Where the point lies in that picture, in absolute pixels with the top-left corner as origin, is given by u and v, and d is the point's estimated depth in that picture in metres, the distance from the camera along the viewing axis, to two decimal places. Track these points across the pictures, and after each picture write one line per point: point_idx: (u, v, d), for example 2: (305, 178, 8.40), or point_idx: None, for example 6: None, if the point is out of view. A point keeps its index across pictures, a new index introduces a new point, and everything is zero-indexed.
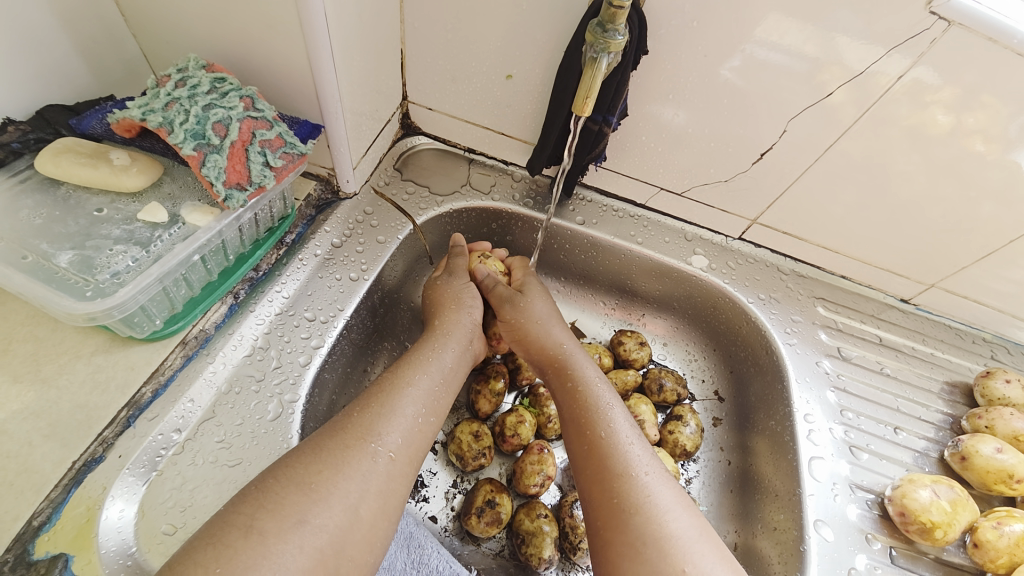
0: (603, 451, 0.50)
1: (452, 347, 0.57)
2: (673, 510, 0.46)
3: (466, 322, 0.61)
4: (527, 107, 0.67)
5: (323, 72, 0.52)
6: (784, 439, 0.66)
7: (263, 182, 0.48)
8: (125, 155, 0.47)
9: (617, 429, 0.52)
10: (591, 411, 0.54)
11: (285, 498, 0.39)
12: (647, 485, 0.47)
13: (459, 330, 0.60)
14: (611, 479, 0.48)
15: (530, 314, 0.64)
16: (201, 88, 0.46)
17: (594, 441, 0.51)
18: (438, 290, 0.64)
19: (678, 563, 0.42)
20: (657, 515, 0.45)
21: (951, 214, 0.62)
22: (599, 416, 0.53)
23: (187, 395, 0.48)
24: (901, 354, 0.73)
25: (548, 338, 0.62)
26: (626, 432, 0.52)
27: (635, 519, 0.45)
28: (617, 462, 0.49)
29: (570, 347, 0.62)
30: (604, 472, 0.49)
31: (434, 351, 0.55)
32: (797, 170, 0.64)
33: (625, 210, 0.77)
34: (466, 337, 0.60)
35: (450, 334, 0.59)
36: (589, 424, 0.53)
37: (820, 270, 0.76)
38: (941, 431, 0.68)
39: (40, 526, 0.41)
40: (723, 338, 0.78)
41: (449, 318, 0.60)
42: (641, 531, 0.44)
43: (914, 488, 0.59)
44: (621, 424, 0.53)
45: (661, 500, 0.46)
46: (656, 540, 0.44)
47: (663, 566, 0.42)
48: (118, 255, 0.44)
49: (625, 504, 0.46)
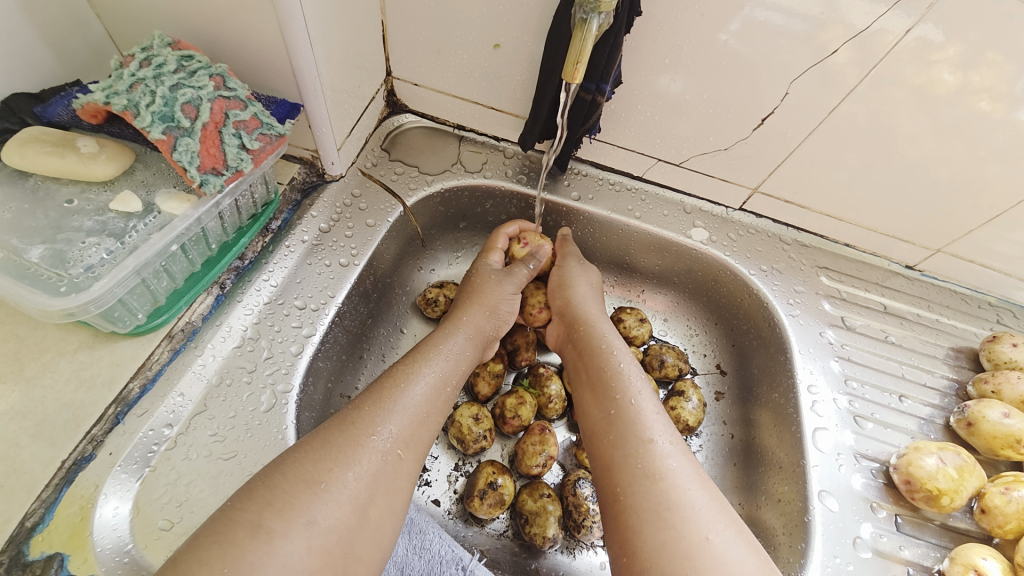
0: (627, 417, 0.50)
1: (473, 348, 0.57)
2: (694, 479, 0.45)
3: (489, 329, 0.60)
4: (516, 78, 0.64)
5: (298, 46, 0.49)
6: (787, 410, 0.65)
7: (240, 166, 0.45)
8: (92, 142, 0.45)
9: (642, 398, 0.52)
10: (616, 380, 0.53)
11: (293, 496, 0.37)
12: (670, 455, 0.46)
13: (478, 331, 0.58)
14: (635, 445, 0.47)
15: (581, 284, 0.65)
16: (168, 67, 0.43)
17: (620, 407, 0.51)
18: (476, 282, 0.63)
19: (700, 530, 0.41)
20: (679, 484, 0.44)
21: (958, 176, 0.60)
22: (624, 384, 0.53)
23: (177, 389, 0.47)
24: (905, 321, 0.71)
25: (579, 307, 0.62)
26: (652, 404, 0.52)
27: (657, 485, 0.44)
28: (642, 430, 0.48)
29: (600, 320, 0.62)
30: (629, 438, 0.48)
31: (457, 354, 0.54)
32: (798, 136, 0.61)
33: (623, 183, 0.75)
34: (485, 342, 0.59)
35: (473, 337, 0.57)
36: (615, 391, 0.52)
37: (823, 238, 0.74)
38: (946, 398, 0.67)
39: (34, 526, 0.40)
40: (725, 312, 0.76)
41: (476, 321, 0.59)
42: (663, 497, 0.43)
43: (919, 455, 0.58)
44: (646, 394, 0.52)
45: (684, 469, 0.46)
46: (678, 508, 0.43)
47: (684, 533, 0.41)
48: (91, 248, 0.41)
49: (646, 470, 0.45)
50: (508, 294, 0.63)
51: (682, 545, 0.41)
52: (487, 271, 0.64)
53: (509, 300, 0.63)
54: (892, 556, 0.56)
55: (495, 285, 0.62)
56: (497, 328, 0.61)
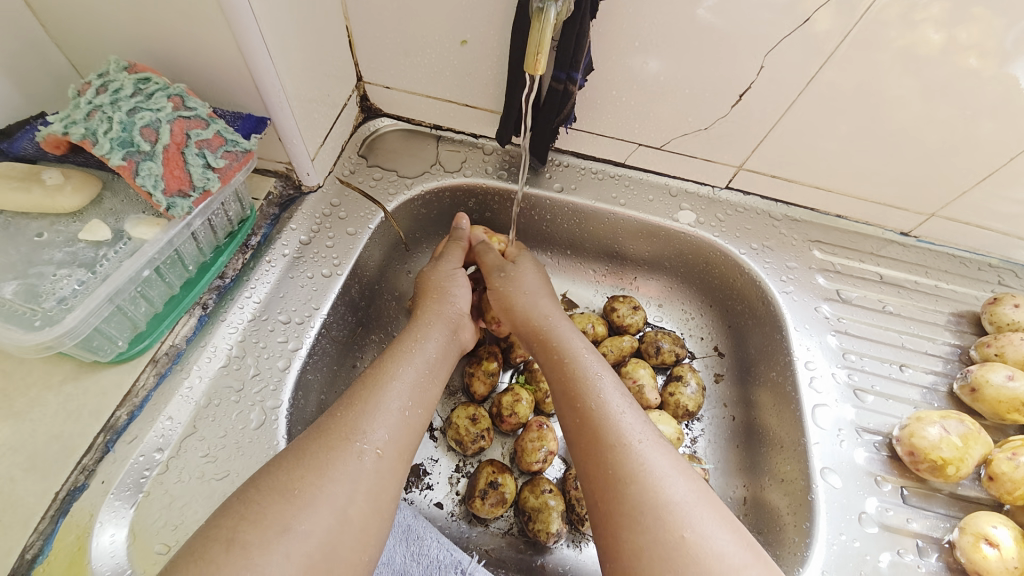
0: (593, 422, 0.48)
1: (435, 335, 0.55)
2: (669, 475, 0.44)
3: (450, 311, 0.59)
4: (487, 73, 0.63)
5: (257, 59, 0.48)
6: (786, 389, 0.64)
7: (207, 186, 0.45)
8: (57, 173, 0.45)
9: (607, 399, 0.49)
10: (578, 383, 0.51)
11: (267, 509, 0.37)
12: (641, 454, 0.45)
13: (439, 318, 0.57)
14: (603, 451, 0.45)
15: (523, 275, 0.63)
16: (124, 91, 0.43)
17: (584, 413, 0.49)
18: (424, 280, 0.62)
19: (678, 529, 0.40)
20: (654, 483, 0.43)
21: (950, 137, 0.58)
22: (586, 387, 0.50)
23: (165, 413, 0.47)
24: (903, 290, 0.70)
25: (534, 308, 0.60)
26: (617, 401, 0.49)
27: (631, 488, 0.43)
28: (609, 434, 0.46)
29: (556, 317, 0.59)
30: (597, 444, 0.46)
31: (414, 339, 0.53)
32: (780, 109, 0.60)
33: (606, 171, 0.73)
34: (452, 325, 0.58)
35: (431, 321, 0.56)
36: (577, 396, 0.50)
37: (814, 211, 0.73)
38: (949, 364, 0.66)
39: (33, 558, 0.41)
40: (719, 294, 0.75)
41: (431, 307, 0.58)
42: (638, 500, 0.42)
43: (922, 425, 0.57)
44: (610, 392, 0.50)
45: (656, 466, 0.44)
46: (653, 509, 0.41)
47: (662, 533, 0.40)
48: (63, 280, 0.41)
49: (619, 474, 0.44)
50: (455, 273, 0.63)
51: (662, 546, 0.40)
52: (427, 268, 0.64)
53: (457, 280, 0.62)
54: (901, 530, 0.55)
55: (434, 270, 0.63)
56: (460, 309, 0.60)
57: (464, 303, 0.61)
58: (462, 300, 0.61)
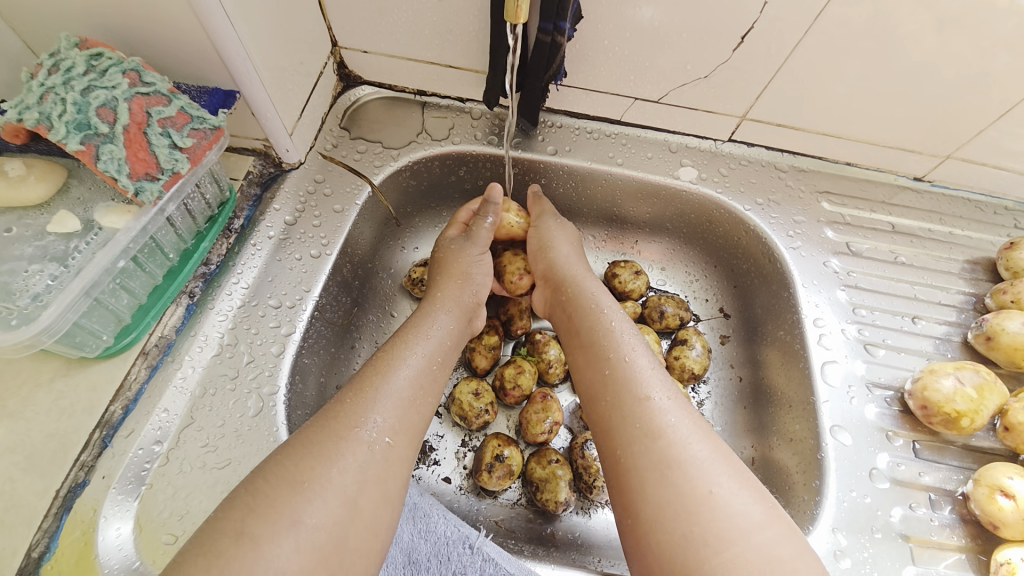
0: (622, 376, 0.47)
1: (446, 318, 0.55)
2: (695, 433, 0.43)
3: (468, 298, 0.58)
4: (469, 29, 0.59)
5: (216, 25, 0.44)
6: (794, 347, 0.62)
7: (176, 167, 0.43)
8: (19, 163, 0.42)
9: (637, 356, 0.49)
10: (608, 339, 0.51)
11: (275, 499, 0.36)
12: (668, 410, 0.44)
13: (457, 303, 0.57)
14: (631, 404, 0.45)
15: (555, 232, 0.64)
16: (76, 69, 0.40)
17: (614, 366, 0.48)
18: (442, 259, 0.61)
19: (703, 484, 0.39)
20: (679, 440, 0.42)
21: (967, 72, 0.54)
22: (617, 343, 0.50)
23: (160, 405, 0.47)
24: (916, 239, 0.67)
25: (562, 268, 0.60)
26: (646, 359, 0.49)
27: (657, 444, 0.42)
28: (638, 387, 0.46)
29: (586, 277, 0.60)
30: (625, 397, 0.46)
31: (432, 325, 0.53)
32: (785, 50, 0.55)
33: (602, 130, 0.70)
34: (467, 314, 0.58)
35: (448, 308, 0.56)
36: (607, 351, 0.50)
37: (823, 160, 0.69)
38: (963, 313, 0.64)
39: (40, 556, 0.41)
40: (723, 253, 0.73)
41: (450, 292, 0.57)
42: (663, 455, 0.41)
43: (935, 378, 0.55)
44: (641, 350, 0.50)
45: (683, 423, 0.43)
46: (678, 465, 0.41)
47: (686, 489, 0.39)
48: (35, 276, 0.40)
49: (645, 429, 0.43)
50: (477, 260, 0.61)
51: (685, 502, 0.39)
52: (447, 244, 0.62)
53: (478, 263, 0.61)
54: (912, 484, 0.54)
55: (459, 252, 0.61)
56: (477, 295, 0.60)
57: (482, 290, 0.61)
58: (482, 287, 0.61)
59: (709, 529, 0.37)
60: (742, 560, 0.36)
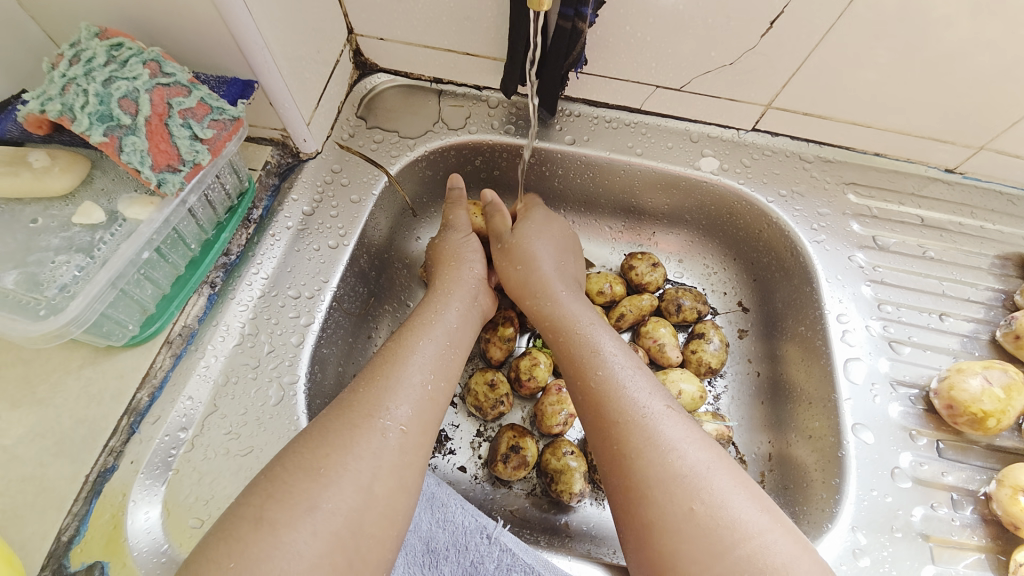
0: (597, 398, 0.46)
1: (453, 306, 0.54)
2: (677, 445, 0.41)
3: (468, 279, 0.58)
4: (487, 16, 0.57)
5: (235, 14, 0.44)
6: (815, 343, 0.61)
7: (197, 159, 0.43)
8: (43, 155, 0.43)
9: (610, 371, 0.47)
10: (580, 358, 0.49)
11: (293, 486, 0.37)
12: (644, 426, 0.42)
13: (460, 287, 0.57)
14: (607, 427, 0.44)
15: (530, 241, 0.60)
16: (97, 60, 0.40)
17: (588, 390, 0.47)
18: (456, 249, 0.60)
19: (686, 501, 0.39)
20: (661, 455, 0.41)
21: (1004, 60, 0.51)
22: (590, 361, 0.49)
23: (185, 393, 0.47)
24: (945, 233, 0.65)
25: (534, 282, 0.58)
26: (621, 371, 0.47)
27: (637, 464, 0.41)
28: (611, 409, 0.45)
29: (561, 287, 0.58)
30: (600, 420, 0.45)
31: (436, 311, 0.53)
32: (814, 36, 0.53)
33: (620, 118, 0.68)
34: (471, 294, 0.57)
35: (450, 291, 0.56)
36: (580, 372, 0.48)
37: (850, 150, 0.67)
38: (992, 310, 0.62)
39: (70, 540, 0.42)
40: (743, 246, 0.71)
41: (450, 276, 0.57)
42: (645, 474, 0.40)
43: (962, 377, 0.54)
44: (615, 364, 0.48)
45: (661, 437, 0.42)
46: (660, 481, 0.40)
47: (670, 507, 0.39)
48: (62, 267, 0.40)
49: (625, 449, 0.42)
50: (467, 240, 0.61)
51: (672, 520, 0.38)
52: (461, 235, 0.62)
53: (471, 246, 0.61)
54: (934, 484, 0.53)
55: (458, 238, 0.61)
56: (478, 273, 0.59)
57: (481, 267, 0.60)
58: (478, 264, 0.60)
59: (696, 547, 0.37)
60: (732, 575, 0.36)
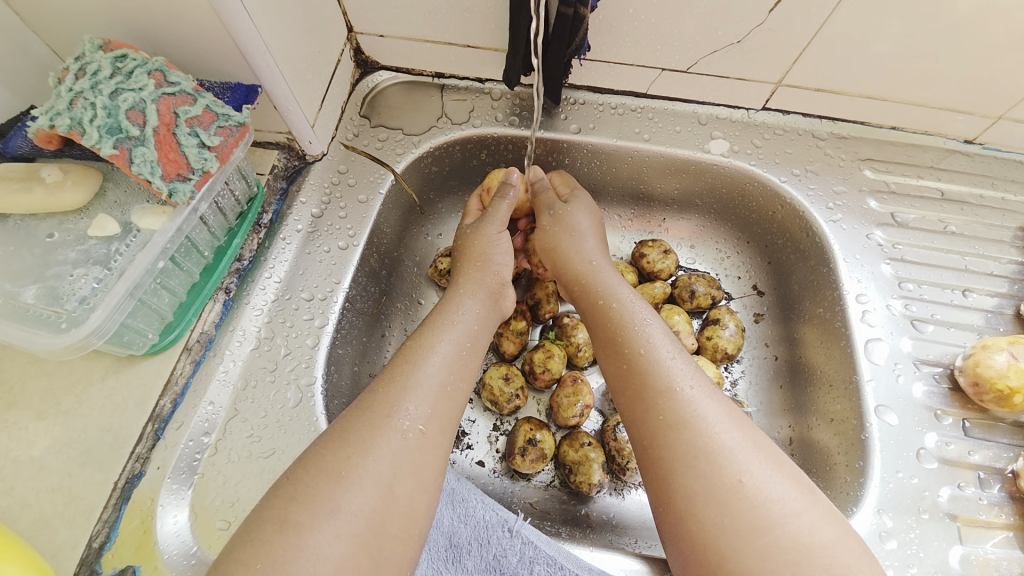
0: (643, 369, 0.45)
1: (468, 300, 0.54)
2: (722, 421, 0.41)
3: (491, 279, 0.57)
4: (486, 6, 0.56)
5: (235, 18, 0.43)
6: (834, 325, 0.60)
7: (205, 166, 0.43)
8: (55, 169, 0.43)
9: (656, 345, 0.47)
10: (624, 330, 0.49)
11: (314, 487, 0.37)
12: (692, 400, 0.42)
13: (483, 288, 0.55)
14: (652, 398, 0.43)
15: (575, 219, 0.60)
16: (103, 73, 0.40)
17: (633, 360, 0.46)
18: (465, 245, 0.60)
19: (732, 473, 0.38)
20: (706, 429, 0.40)
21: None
22: (634, 333, 0.48)
23: (206, 398, 0.48)
24: (966, 206, 0.63)
25: (574, 257, 0.57)
26: (666, 348, 0.47)
27: (683, 435, 0.40)
28: (659, 379, 0.44)
29: (600, 265, 0.57)
30: (646, 389, 0.44)
31: (459, 313, 0.52)
32: (825, 9, 0.52)
33: (626, 104, 0.67)
34: (493, 294, 0.56)
35: (475, 293, 0.55)
36: (624, 343, 0.48)
37: (864, 125, 0.65)
38: (1016, 284, 0.60)
39: (102, 546, 0.43)
40: (757, 229, 0.70)
41: (473, 277, 0.56)
42: (691, 446, 0.40)
43: (988, 354, 0.53)
44: (659, 340, 0.47)
45: (708, 412, 0.42)
46: (707, 454, 0.39)
47: (716, 479, 0.38)
48: (81, 279, 0.41)
49: (669, 420, 0.41)
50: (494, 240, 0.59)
51: (716, 493, 0.38)
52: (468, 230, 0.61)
53: (497, 245, 0.59)
54: (961, 463, 0.52)
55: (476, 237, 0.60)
56: (502, 274, 0.58)
57: (505, 269, 0.59)
58: (505, 267, 0.59)
59: (740, 520, 0.36)
60: (777, 548, 0.35)
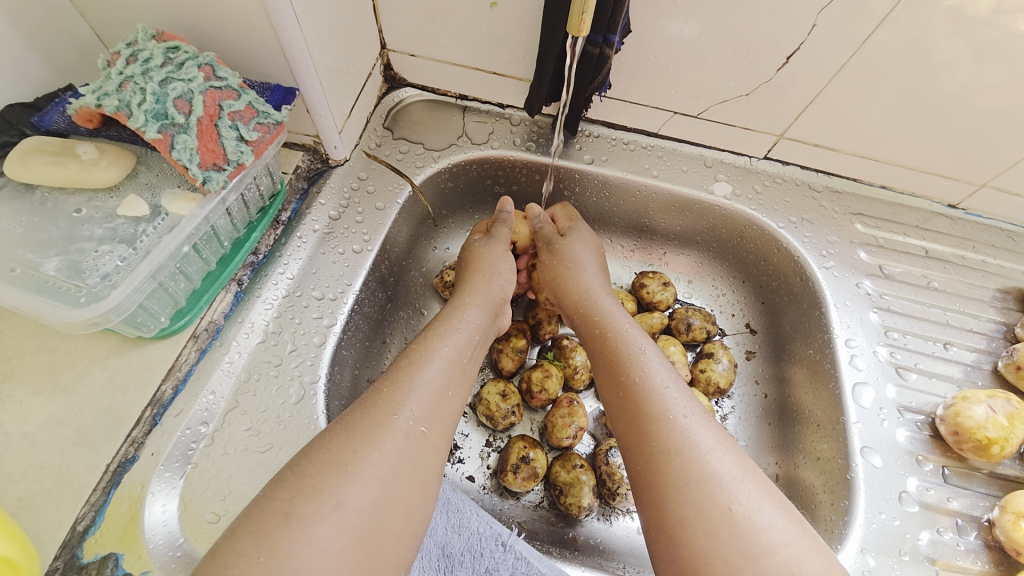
0: (637, 396, 0.47)
1: (472, 309, 0.55)
2: (715, 449, 0.42)
3: (495, 292, 0.58)
4: (517, 37, 0.60)
5: (284, 24, 0.46)
6: (823, 366, 0.62)
7: (240, 159, 0.45)
8: (92, 147, 0.44)
9: (652, 373, 0.48)
10: (621, 358, 0.50)
11: (318, 480, 0.37)
12: (686, 427, 0.43)
13: (485, 298, 0.57)
14: (646, 424, 0.44)
15: (574, 249, 0.62)
16: (154, 61, 0.42)
17: (628, 387, 0.48)
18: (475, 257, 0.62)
19: (723, 500, 0.39)
20: (699, 456, 0.41)
21: (1002, 104, 0.54)
22: (630, 362, 0.49)
23: (207, 388, 0.48)
24: (949, 265, 0.67)
25: (576, 283, 0.60)
26: (661, 375, 0.48)
27: (676, 461, 0.41)
28: (652, 407, 0.45)
29: (601, 293, 0.59)
30: (640, 416, 0.45)
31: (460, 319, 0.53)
32: (826, 73, 0.56)
33: (637, 141, 0.70)
34: (494, 308, 0.57)
35: (477, 302, 0.56)
36: (620, 370, 0.49)
37: (856, 182, 0.70)
38: (993, 342, 0.64)
39: (85, 530, 0.42)
40: (753, 269, 0.73)
41: (479, 288, 0.57)
42: (683, 473, 0.41)
43: (968, 405, 0.55)
44: (655, 366, 0.49)
45: (701, 439, 0.42)
46: (698, 481, 0.40)
47: (706, 505, 0.39)
48: (105, 256, 0.42)
49: (663, 447, 0.42)
50: (484, 248, 0.62)
51: (708, 519, 0.38)
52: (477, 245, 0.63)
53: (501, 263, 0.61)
54: (939, 508, 0.54)
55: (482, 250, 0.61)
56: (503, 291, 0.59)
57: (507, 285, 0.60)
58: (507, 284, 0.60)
59: (730, 547, 0.37)
60: None
